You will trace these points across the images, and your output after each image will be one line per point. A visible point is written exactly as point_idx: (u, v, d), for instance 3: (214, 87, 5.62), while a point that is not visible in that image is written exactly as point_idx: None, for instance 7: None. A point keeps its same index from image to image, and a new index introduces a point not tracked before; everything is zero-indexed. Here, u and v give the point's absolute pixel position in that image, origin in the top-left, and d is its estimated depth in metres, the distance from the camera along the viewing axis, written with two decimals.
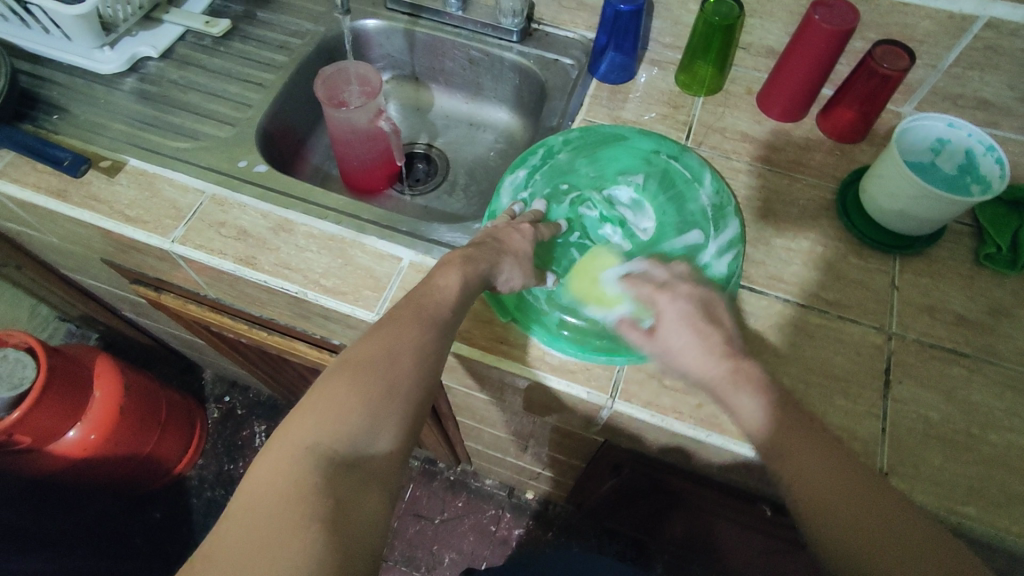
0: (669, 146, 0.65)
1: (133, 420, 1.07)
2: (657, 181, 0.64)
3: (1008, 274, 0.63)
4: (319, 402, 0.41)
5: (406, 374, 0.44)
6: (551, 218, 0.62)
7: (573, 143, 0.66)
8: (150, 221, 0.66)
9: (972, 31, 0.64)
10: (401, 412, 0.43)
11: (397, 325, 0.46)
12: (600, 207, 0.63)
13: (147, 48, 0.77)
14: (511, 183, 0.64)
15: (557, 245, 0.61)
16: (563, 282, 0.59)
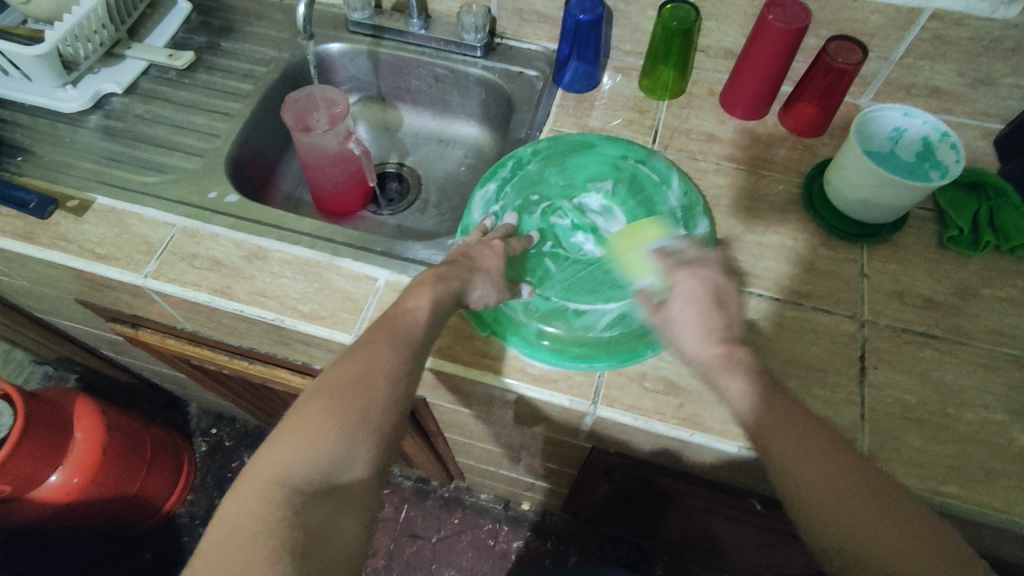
0: (636, 152, 0.67)
1: (119, 461, 1.05)
2: (626, 186, 0.64)
3: (972, 255, 0.64)
4: (291, 431, 0.42)
5: (381, 398, 0.44)
6: (521, 228, 0.62)
7: (542, 153, 0.67)
8: (121, 257, 0.65)
9: (919, 23, 0.66)
10: (376, 435, 0.43)
11: (370, 348, 0.46)
12: (571, 215, 0.63)
13: (110, 84, 0.77)
14: (482, 197, 0.64)
15: (529, 256, 0.61)
16: (537, 291, 0.59)
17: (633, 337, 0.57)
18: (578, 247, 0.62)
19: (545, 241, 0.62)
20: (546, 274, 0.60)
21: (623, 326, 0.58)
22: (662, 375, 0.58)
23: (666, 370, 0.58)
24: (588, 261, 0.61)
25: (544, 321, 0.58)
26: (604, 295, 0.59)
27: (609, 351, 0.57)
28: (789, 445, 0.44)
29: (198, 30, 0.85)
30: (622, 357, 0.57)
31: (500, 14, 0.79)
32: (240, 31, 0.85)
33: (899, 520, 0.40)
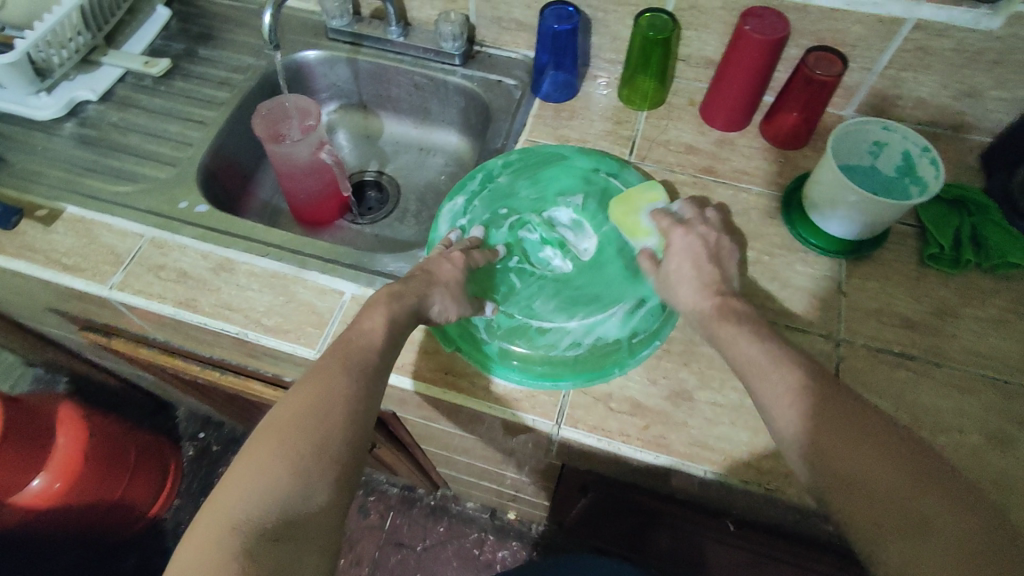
0: (608, 165, 0.67)
1: (102, 467, 1.05)
2: (597, 200, 0.64)
3: (952, 273, 0.63)
4: (241, 471, 0.40)
5: (335, 429, 0.43)
6: (488, 242, 0.62)
7: (513, 166, 0.66)
8: (88, 268, 0.64)
9: (902, 33, 0.64)
10: (333, 467, 0.42)
11: (323, 376, 0.45)
12: (540, 229, 0.63)
13: (85, 92, 0.76)
14: (450, 210, 0.64)
15: (495, 271, 0.60)
16: (501, 308, 0.59)
17: (598, 355, 0.57)
18: (546, 262, 0.61)
19: (511, 255, 0.61)
20: (511, 290, 0.60)
21: (588, 343, 0.57)
22: (628, 395, 0.57)
23: (632, 390, 0.57)
24: (554, 277, 0.60)
25: (507, 339, 0.57)
26: (570, 313, 0.58)
27: (575, 370, 0.57)
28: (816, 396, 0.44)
29: (176, 37, 0.84)
30: (587, 375, 0.57)
31: (479, 21, 0.78)
32: (219, 38, 0.84)
33: (920, 473, 0.40)
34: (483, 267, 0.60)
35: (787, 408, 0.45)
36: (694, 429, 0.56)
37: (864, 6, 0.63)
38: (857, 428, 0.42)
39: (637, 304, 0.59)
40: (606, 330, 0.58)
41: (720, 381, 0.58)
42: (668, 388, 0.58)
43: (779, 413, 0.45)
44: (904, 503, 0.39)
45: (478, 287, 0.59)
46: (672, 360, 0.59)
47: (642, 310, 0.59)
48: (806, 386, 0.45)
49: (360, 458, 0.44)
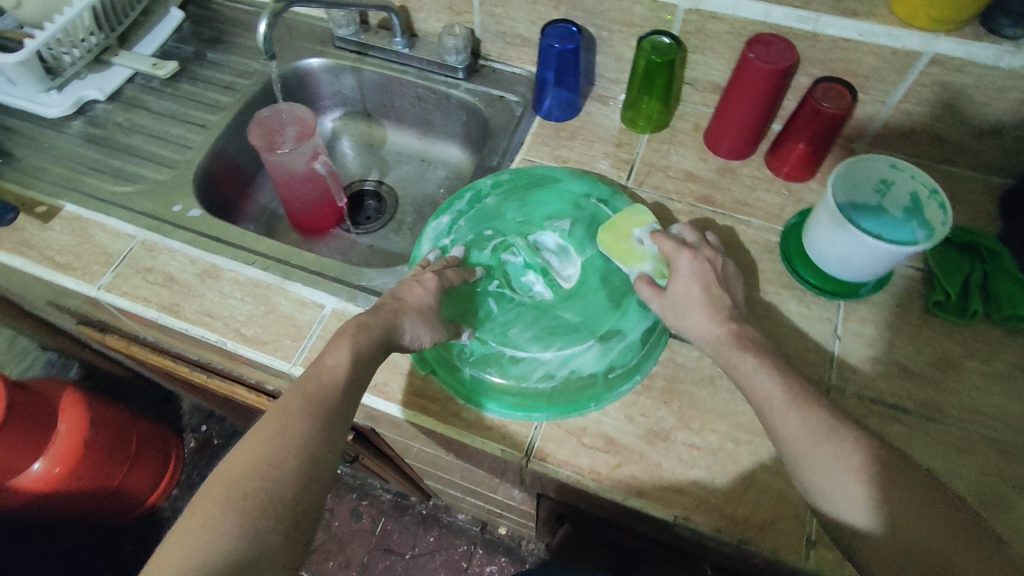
0: (599, 190, 0.66)
1: (104, 455, 1.07)
2: (584, 226, 0.63)
3: (958, 323, 0.59)
4: (189, 525, 0.39)
5: (291, 470, 0.42)
6: (468, 262, 0.61)
7: (503, 186, 0.66)
8: (79, 267, 0.65)
9: (918, 66, 0.60)
10: (288, 512, 0.41)
11: (285, 413, 0.44)
12: (524, 252, 0.62)
13: (93, 91, 0.78)
14: (434, 229, 0.64)
15: (473, 294, 0.60)
16: (476, 333, 0.58)
17: (574, 388, 0.55)
18: (527, 287, 0.60)
19: (491, 277, 0.61)
20: (488, 315, 0.59)
21: (562, 376, 0.56)
22: (602, 431, 0.55)
23: (606, 425, 0.56)
24: (533, 303, 0.59)
25: (479, 366, 0.56)
26: (545, 342, 0.57)
27: (550, 402, 0.55)
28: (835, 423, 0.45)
29: (188, 39, 0.86)
30: (563, 408, 0.55)
31: (484, 35, 0.77)
32: (229, 42, 0.85)
33: (944, 515, 0.41)
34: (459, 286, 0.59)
35: (799, 434, 0.46)
36: (668, 472, 0.54)
37: (877, 38, 0.60)
38: (874, 465, 0.43)
39: (616, 337, 0.57)
40: (582, 363, 0.56)
41: (700, 423, 0.56)
42: (644, 426, 0.56)
43: (789, 437, 0.46)
44: (923, 545, 0.41)
45: (452, 309, 0.58)
46: (651, 398, 0.57)
47: (620, 344, 0.57)
48: (823, 412, 0.46)
49: (315, 500, 0.43)
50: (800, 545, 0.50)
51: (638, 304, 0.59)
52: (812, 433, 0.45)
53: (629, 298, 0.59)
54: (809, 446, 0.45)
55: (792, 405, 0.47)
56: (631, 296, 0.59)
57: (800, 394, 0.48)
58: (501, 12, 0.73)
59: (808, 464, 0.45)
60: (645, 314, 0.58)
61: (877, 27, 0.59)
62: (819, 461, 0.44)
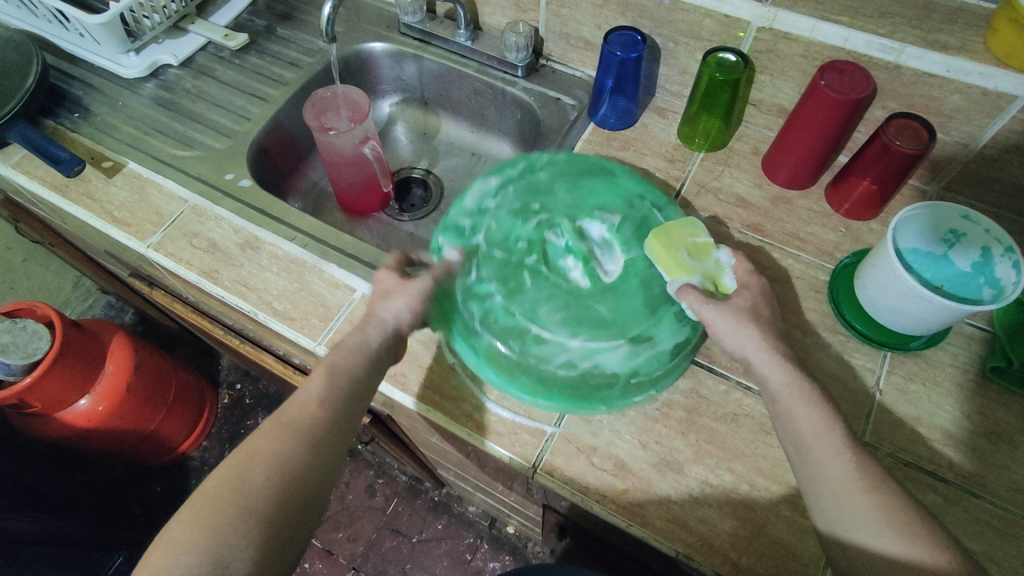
0: (655, 197, 0.62)
1: (143, 400, 1.12)
2: (635, 226, 0.59)
3: (1019, 393, 0.55)
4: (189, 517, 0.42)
5: (272, 490, 0.44)
6: (506, 230, 0.59)
7: (557, 166, 0.65)
8: (132, 224, 0.68)
9: (1009, 111, 0.56)
10: (260, 535, 0.42)
11: (268, 434, 0.46)
12: (568, 235, 0.59)
13: (168, 56, 0.81)
14: (481, 189, 0.63)
15: (508, 263, 0.57)
16: (503, 301, 0.55)
17: (593, 384, 0.53)
18: (564, 270, 0.56)
19: (526, 247, 0.58)
20: (519, 287, 0.55)
21: (582, 367, 0.52)
22: (613, 454, 0.54)
23: (618, 449, 0.54)
24: (567, 285, 0.55)
25: (499, 336, 0.54)
26: (572, 330, 0.53)
27: (561, 391, 0.53)
28: (866, 481, 0.43)
29: (261, 13, 0.88)
30: (573, 401, 0.54)
31: (548, 35, 0.76)
32: (299, 20, 0.87)
33: None
34: (485, 247, 0.58)
35: (839, 477, 0.43)
36: (676, 506, 0.52)
37: (967, 76, 0.55)
38: (909, 516, 0.41)
39: (646, 344, 0.53)
40: (607, 361, 0.52)
41: (716, 460, 0.54)
42: (656, 455, 0.54)
43: (829, 477, 0.44)
44: None
45: (478, 269, 0.56)
46: (668, 426, 0.55)
47: (649, 352, 0.53)
48: (861, 459, 0.44)
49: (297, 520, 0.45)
50: None
51: (676, 315, 0.54)
52: (852, 479, 0.43)
53: (667, 305, 0.54)
54: (847, 491, 0.43)
55: (845, 444, 0.44)
56: (669, 306, 0.54)
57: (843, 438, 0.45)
58: (567, 14, 0.71)
59: (848, 512, 0.42)
60: (678, 329, 0.54)
61: (967, 64, 0.54)
62: (854, 509, 0.42)
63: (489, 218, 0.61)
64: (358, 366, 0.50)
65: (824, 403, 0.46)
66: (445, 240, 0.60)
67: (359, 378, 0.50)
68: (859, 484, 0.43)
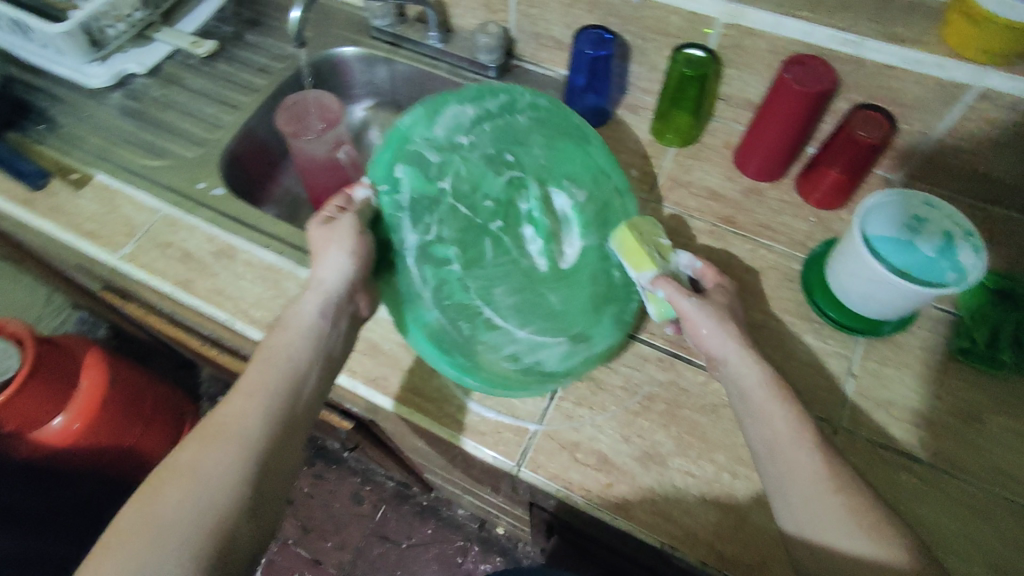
0: (619, 178, 0.62)
1: (122, 417, 1.09)
2: (595, 209, 0.59)
3: (985, 372, 0.56)
4: (131, 525, 0.40)
5: (215, 491, 0.41)
6: (475, 180, 0.57)
7: (538, 113, 0.61)
8: (102, 236, 0.67)
9: (965, 100, 0.57)
10: (204, 533, 0.40)
11: (207, 429, 0.44)
12: (534, 204, 0.58)
13: (134, 65, 0.79)
14: (454, 118, 0.59)
15: (471, 226, 0.56)
16: (459, 271, 0.54)
17: (530, 377, 0.54)
18: (523, 245, 0.57)
19: (493, 208, 0.57)
20: (478, 258, 0.55)
21: (526, 362, 0.54)
22: (596, 448, 0.54)
23: (600, 443, 0.55)
24: (524, 267, 0.56)
25: (449, 313, 0.54)
26: (521, 319, 0.54)
27: (484, 374, 0.54)
28: (836, 470, 0.44)
29: (229, 20, 0.87)
30: (489, 384, 0.54)
31: (518, 36, 0.76)
32: (267, 26, 0.86)
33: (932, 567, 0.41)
34: (450, 197, 0.56)
35: (808, 475, 0.44)
36: (659, 498, 0.52)
37: (923, 67, 0.57)
38: (866, 503, 0.43)
39: (584, 343, 0.55)
40: (548, 357, 0.54)
41: (697, 451, 0.54)
42: (639, 448, 0.54)
43: (797, 473, 0.45)
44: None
45: (439, 227, 0.55)
46: (649, 420, 0.56)
47: (585, 352, 0.55)
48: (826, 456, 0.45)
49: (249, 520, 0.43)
50: None
51: (614, 317, 0.57)
52: (820, 478, 0.44)
53: (610, 307, 0.57)
54: (815, 492, 0.43)
55: (805, 441, 0.46)
56: (610, 306, 0.57)
57: (808, 432, 0.46)
58: (536, 13, 0.72)
59: (814, 510, 0.43)
60: (614, 330, 0.57)
61: (924, 55, 0.56)
62: (825, 509, 0.43)
63: (460, 160, 0.57)
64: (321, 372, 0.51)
65: (787, 400, 0.48)
66: (406, 168, 0.56)
67: (318, 379, 0.50)
68: (827, 482, 0.44)
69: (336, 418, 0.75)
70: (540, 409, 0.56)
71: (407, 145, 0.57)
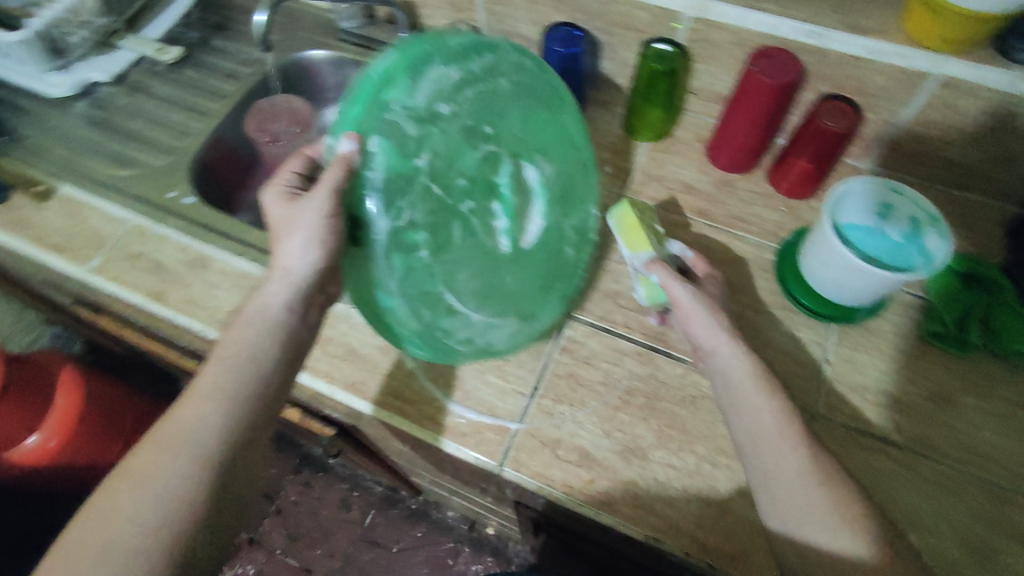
0: (587, 151, 0.61)
1: (103, 433, 1.05)
2: (559, 188, 0.58)
3: (957, 356, 0.57)
4: (84, 531, 0.41)
5: (165, 499, 0.42)
6: (454, 158, 0.49)
7: (522, 78, 0.54)
8: (70, 249, 0.65)
9: (927, 88, 0.58)
10: (155, 539, 0.41)
11: (166, 432, 0.44)
12: (507, 181, 0.54)
13: (98, 73, 0.78)
14: (437, 80, 0.48)
15: (443, 207, 0.49)
16: (429, 260, 0.49)
17: (477, 351, 0.55)
18: (491, 225, 0.53)
19: (467, 188, 0.51)
20: (447, 243, 0.50)
21: (478, 343, 0.54)
22: (577, 444, 0.55)
23: (582, 439, 0.55)
24: (489, 250, 0.53)
25: (413, 303, 0.49)
26: (479, 303, 0.52)
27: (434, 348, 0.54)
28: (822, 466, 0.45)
29: (195, 25, 0.86)
30: (440, 355, 0.55)
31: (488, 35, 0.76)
32: (234, 30, 0.85)
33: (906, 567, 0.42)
34: (427, 177, 0.47)
35: (791, 471, 0.45)
36: (642, 491, 0.53)
37: (886, 57, 0.58)
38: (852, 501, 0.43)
39: (530, 323, 0.56)
40: (496, 337, 0.54)
41: (678, 443, 0.55)
42: (620, 442, 0.55)
43: (782, 468, 0.45)
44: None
45: (412, 210, 0.46)
46: (630, 414, 0.56)
47: (530, 329, 0.56)
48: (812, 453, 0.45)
49: (211, 523, 0.44)
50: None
51: (558, 295, 0.59)
52: (805, 472, 0.44)
53: (557, 285, 0.58)
54: (799, 486, 0.44)
55: (784, 435, 0.46)
56: (556, 284, 0.58)
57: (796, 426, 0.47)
58: (505, 12, 0.72)
59: (796, 506, 0.44)
60: (559, 306, 0.59)
61: (886, 45, 0.57)
62: (808, 504, 0.43)
63: (440, 131, 0.48)
64: (287, 371, 0.49)
65: (775, 393, 0.48)
66: (381, 140, 0.45)
67: (282, 378, 0.49)
68: (816, 479, 0.44)
69: (318, 424, 0.74)
70: (521, 408, 0.56)
71: (383, 109, 0.45)
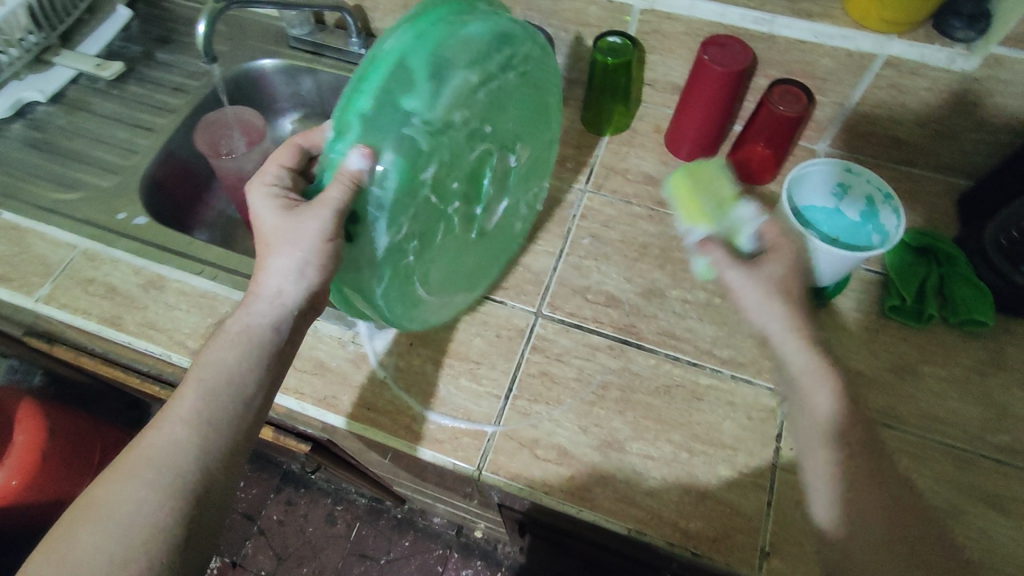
0: (553, 128, 0.61)
1: (68, 470, 1.01)
2: (525, 168, 0.59)
3: (914, 327, 0.59)
4: (51, 555, 0.40)
5: (137, 524, 0.41)
6: (455, 160, 0.47)
7: (523, 71, 0.51)
8: (15, 278, 0.62)
9: (872, 68, 0.60)
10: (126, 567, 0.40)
11: (142, 456, 0.43)
12: (490, 173, 0.53)
13: (33, 93, 0.75)
14: (455, 80, 0.43)
15: (436, 211, 0.48)
16: (414, 263, 0.48)
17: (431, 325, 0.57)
18: (467, 218, 0.53)
19: (458, 190, 0.49)
20: (430, 243, 0.50)
21: (433, 321, 0.57)
22: (555, 442, 0.54)
23: (559, 437, 0.55)
24: (458, 239, 0.54)
25: (393, 303, 0.49)
26: (441, 289, 0.54)
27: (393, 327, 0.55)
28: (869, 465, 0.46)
29: (136, 38, 0.83)
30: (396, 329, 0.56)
31: None
32: (179, 43, 0.83)
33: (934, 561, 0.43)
34: (430, 186, 0.45)
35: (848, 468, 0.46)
36: (622, 484, 0.53)
37: (831, 40, 0.59)
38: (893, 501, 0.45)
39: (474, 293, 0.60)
40: (446, 312, 0.57)
41: (655, 433, 0.55)
42: (598, 437, 0.55)
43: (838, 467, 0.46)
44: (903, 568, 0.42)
45: (412, 223, 0.45)
46: (605, 407, 0.56)
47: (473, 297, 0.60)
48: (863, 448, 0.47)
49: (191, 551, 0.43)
50: (753, 557, 0.50)
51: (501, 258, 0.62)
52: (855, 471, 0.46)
53: (502, 253, 0.62)
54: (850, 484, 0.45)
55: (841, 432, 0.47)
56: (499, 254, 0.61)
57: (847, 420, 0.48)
58: None
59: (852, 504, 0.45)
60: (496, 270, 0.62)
61: (830, 28, 0.58)
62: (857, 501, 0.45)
63: (447, 139, 0.45)
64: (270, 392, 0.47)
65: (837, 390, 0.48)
66: (396, 156, 0.40)
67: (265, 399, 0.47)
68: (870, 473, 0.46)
69: (292, 441, 0.72)
70: (496, 410, 0.56)
71: (399, 121, 0.40)
